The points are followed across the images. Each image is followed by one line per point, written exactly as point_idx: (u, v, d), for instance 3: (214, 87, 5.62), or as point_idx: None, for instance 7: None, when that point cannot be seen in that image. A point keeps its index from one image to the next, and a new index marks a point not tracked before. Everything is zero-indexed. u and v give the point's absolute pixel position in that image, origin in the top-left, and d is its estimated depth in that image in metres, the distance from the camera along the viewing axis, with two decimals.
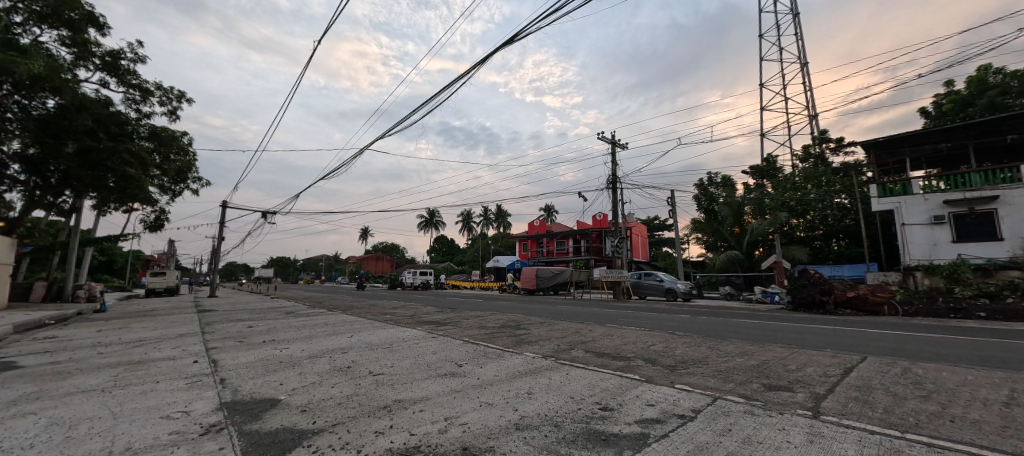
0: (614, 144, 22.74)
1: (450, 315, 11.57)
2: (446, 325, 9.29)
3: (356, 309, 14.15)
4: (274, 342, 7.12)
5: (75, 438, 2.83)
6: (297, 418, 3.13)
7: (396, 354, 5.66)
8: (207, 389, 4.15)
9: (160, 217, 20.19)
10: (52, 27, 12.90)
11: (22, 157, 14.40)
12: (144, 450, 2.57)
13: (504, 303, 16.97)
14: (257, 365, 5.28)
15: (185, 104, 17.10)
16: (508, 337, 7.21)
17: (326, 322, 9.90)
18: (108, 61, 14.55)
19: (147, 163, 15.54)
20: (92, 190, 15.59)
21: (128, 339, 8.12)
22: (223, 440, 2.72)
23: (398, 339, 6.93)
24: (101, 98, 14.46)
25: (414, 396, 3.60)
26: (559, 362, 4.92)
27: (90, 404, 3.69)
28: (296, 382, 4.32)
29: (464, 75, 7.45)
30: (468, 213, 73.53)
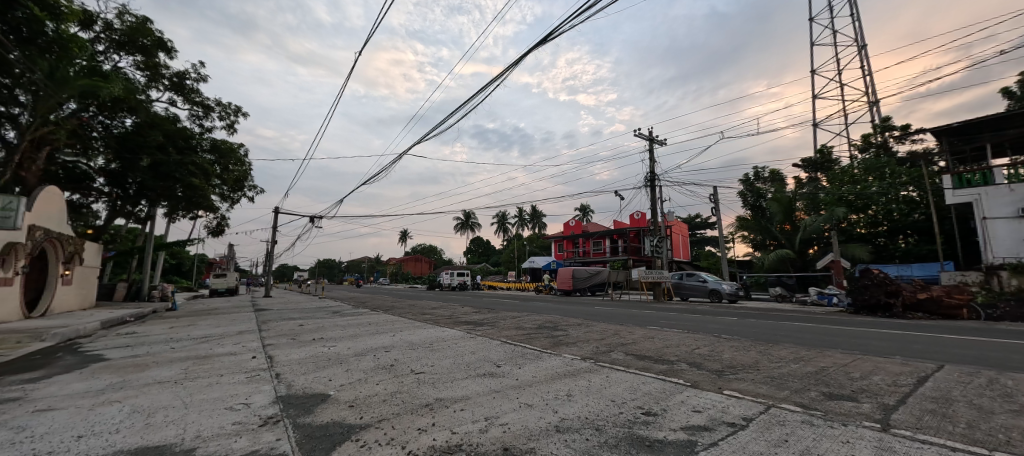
0: (652, 141, 22.01)
1: (487, 315, 11.68)
2: (483, 325, 9.38)
3: (397, 309, 14.62)
4: (322, 340, 7.49)
5: (154, 425, 3.13)
6: (346, 412, 3.28)
7: (436, 353, 5.79)
8: (264, 383, 4.45)
9: (221, 223, 21.88)
10: (128, 54, 14.38)
11: (106, 171, 16.12)
12: (211, 438, 2.79)
13: (540, 304, 16.92)
14: (308, 361, 5.60)
15: (241, 118, 18.45)
16: (545, 338, 7.17)
17: (369, 321, 10.32)
18: (175, 81, 15.95)
19: (209, 173, 16.89)
20: (164, 200, 17.16)
21: (196, 335, 8.87)
22: (280, 432, 2.89)
23: (438, 339, 7.09)
24: (170, 116, 15.93)
25: (454, 395, 3.66)
26: (598, 364, 4.83)
27: (165, 395, 4.06)
28: (343, 378, 4.53)
29: (496, 78, 7.36)
30: (502, 214, 74.13)
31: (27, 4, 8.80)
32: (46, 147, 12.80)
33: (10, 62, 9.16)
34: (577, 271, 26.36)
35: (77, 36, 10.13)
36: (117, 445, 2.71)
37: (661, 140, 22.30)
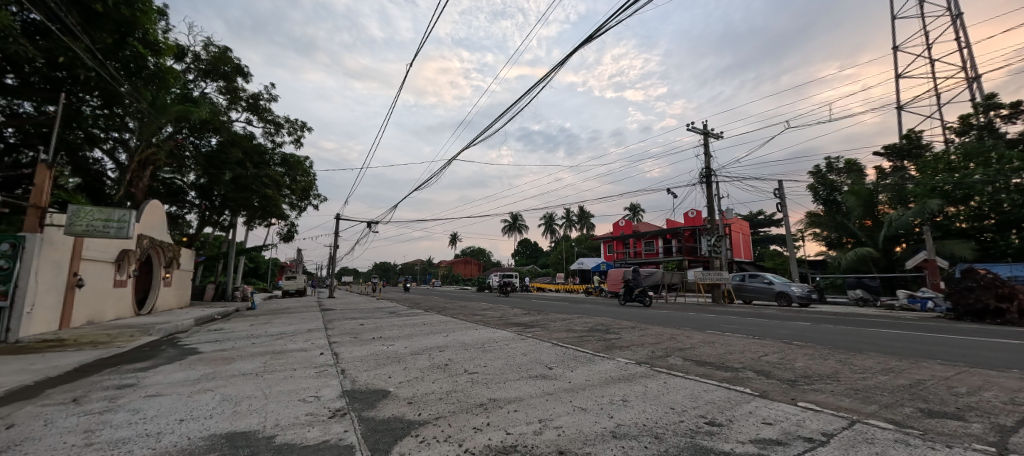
0: (707, 134, 20.85)
1: (537, 317, 11.66)
2: (533, 326, 9.39)
3: (450, 310, 15.07)
4: (382, 339, 7.89)
5: (239, 413, 3.47)
6: (405, 409, 3.43)
7: (487, 354, 5.86)
8: (331, 377, 4.78)
9: (291, 230, 23.88)
10: (213, 81, 16.19)
11: (197, 186, 18.17)
12: (288, 427, 3.05)
13: (591, 306, 16.60)
14: (370, 359, 5.93)
15: (307, 132, 20.05)
16: (597, 341, 7.02)
17: (423, 322, 10.73)
18: (251, 102, 17.69)
19: (280, 184, 18.51)
20: (243, 210, 19.00)
21: (273, 332, 9.75)
22: (347, 424, 3.09)
23: (489, 340, 7.21)
24: (247, 133, 17.71)
25: (507, 396, 3.68)
26: (655, 369, 4.64)
27: (248, 385, 4.51)
28: (402, 376, 4.74)
29: (543, 79, 7.33)
30: (549, 216, 73.88)
31: (135, 43, 10.18)
32: (150, 166, 14.70)
33: (124, 94, 10.70)
34: (628, 273, 25.55)
35: (172, 67, 11.61)
36: (211, 430, 3.04)
37: (717, 133, 21.05)
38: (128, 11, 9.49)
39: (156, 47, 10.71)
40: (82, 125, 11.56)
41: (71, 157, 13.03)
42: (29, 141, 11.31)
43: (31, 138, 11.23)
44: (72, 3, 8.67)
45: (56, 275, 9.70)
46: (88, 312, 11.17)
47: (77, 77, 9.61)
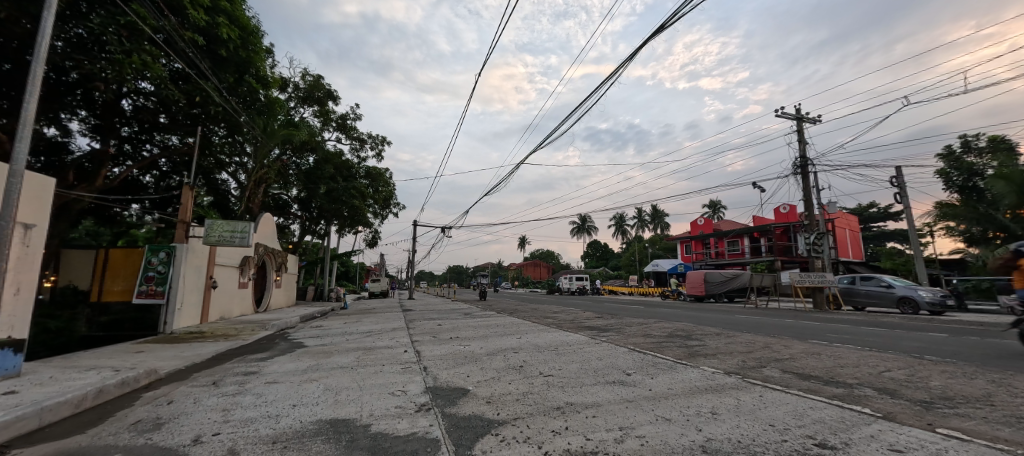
0: (800, 120, 18.59)
1: (610, 321, 11.33)
2: (608, 330, 9.12)
3: (521, 313, 15.27)
4: (459, 339, 8.24)
5: (339, 402, 3.86)
6: (484, 408, 3.53)
7: (562, 357, 5.82)
8: (415, 374, 5.11)
9: (375, 236, 26.01)
10: (309, 106, 18.31)
11: (298, 199, 20.63)
12: (382, 417, 3.32)
13: (668, 310, 15.73)
14: (449, 358, 6.22)
15: (387, 145, 21.77)
16: (679, 347, 6.61)
17: (496, 324, 10.99)
18: (340, 123, 19.68)
19: (364, 195, 20.35)
20: (335, 219, 21.11)
21: (363, 330, 10.70)
22: (432, 418, 3.26)
23: (563, 343, 7.15)
24: (337, 150, 19.71)
25: (584, 400, 3.63)
26: (748, 381, 4.23)
27: (345, 378, 4.99)
28: (479, 376, 4.90)
29: (612, 76, 7.12)
30: (620, 217, 71.51)
31: (250, 79, 11.92)
32: (263, 184, 16.99)
33: (243, 124, 12.56)
34: (710, 275, 23.67)
35: (278, 97, 13.39)
36: (317, 415, 3.43)
37: (813, 117, 18.67)
38: (244, 53, 11.13)
39: (265, 81, 12.44)
40: (213, 152, 13.76)
41: (206, 180, 15.61)
42: (177, 168, 13.76)
43: (178, 166, 13.66)
44: (204, 51, 10.39)
45: (196, 278, 11.62)
46: (220, 310, 13.23)
47: (208, 112, 11.46)
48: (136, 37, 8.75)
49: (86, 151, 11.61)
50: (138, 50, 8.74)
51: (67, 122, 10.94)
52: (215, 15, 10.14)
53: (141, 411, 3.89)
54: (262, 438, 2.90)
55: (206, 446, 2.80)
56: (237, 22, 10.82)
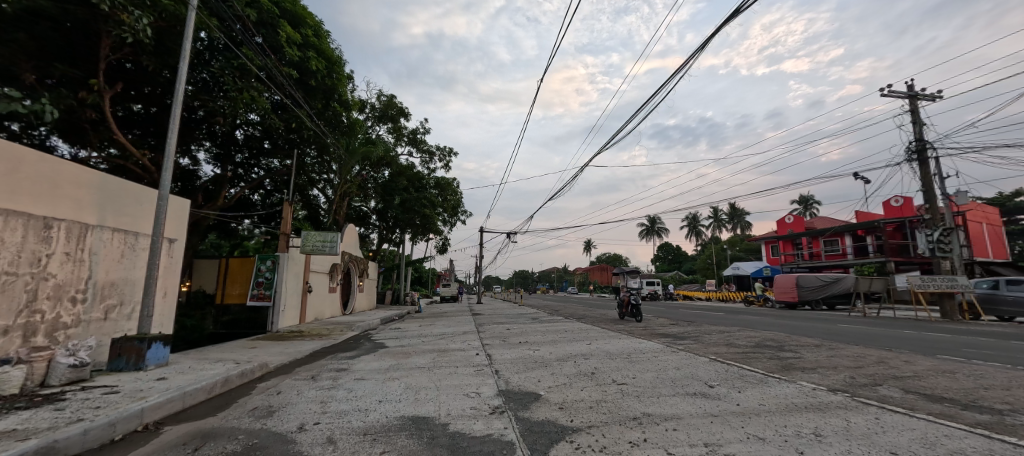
0: (914, 98, 15.97)
1: (687, 328, 10.64)
2: (686, 339, 8.55)
3: (590, 318, 14.96)
4: (528, 343, 8.30)
5: (419, 400, 4.09)
6: (557, 413, 3.51)
7: (636, 365, 5.59)
8: (488, 377, 5.24)
9: (445, 243, 27.24)
10: (384, 124, 19.82)
11: (376, 210, 22.35)
12: (459, 417, 3.45)
13: (754, 318, 14.36)
14: (519, 362, 6.30)
15: (454, 156, 22.79)
16: (769, 359, 6.00)
17: (565, 329, 10.90)
18: (411, 137, 21.03)
19: (434, 204, 21.45)
20: (409, 228, 22.50)
21: (437, 333, 11.24)
22: (506, 421, 3.32)
23: (636, 350, 6.86)
24: (409, 163, 21.05)
25: (663, 411, 3.44)
26: (858, 400, 3.71)
27: (423, 377, 5.27)
28: (550, 381, 4.88)
29: (680, 70, 6.75)
30: (693, 217, 67.15)
31: (334, 104, 13.24)
32: (346, 197, 18.66)
33: (329, 145, 13.97)
34: (802, 279, 21.25)
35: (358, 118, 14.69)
36: (401, 412, 3.67)
37: (931, 93, 15.93)
38: (329, 81, 12.45)
39: (347, 104, 13.75)
40: (306, 171, 15.46)
41: (302, 196, 17.58)
42: (278, 187, 15.67)
43: (279, 185, 15.57)
44: (297, 83, 11.77)
45: (295, 283, 13.13)
46: (314, 312, 14.80)
47: (302, 136, 12.96)
48: (246, 76, 10.22)
49: (211, 176, 13.75)
50: (247, 87, 10.17)
51: (196, 153, 13.03)
52: (306, 51, 11.51)
53: (258, 399, 4.49)
54: (355, 429, 3.19)
55: (309, 434, 3.13)
56: (323, 55, 12.17)
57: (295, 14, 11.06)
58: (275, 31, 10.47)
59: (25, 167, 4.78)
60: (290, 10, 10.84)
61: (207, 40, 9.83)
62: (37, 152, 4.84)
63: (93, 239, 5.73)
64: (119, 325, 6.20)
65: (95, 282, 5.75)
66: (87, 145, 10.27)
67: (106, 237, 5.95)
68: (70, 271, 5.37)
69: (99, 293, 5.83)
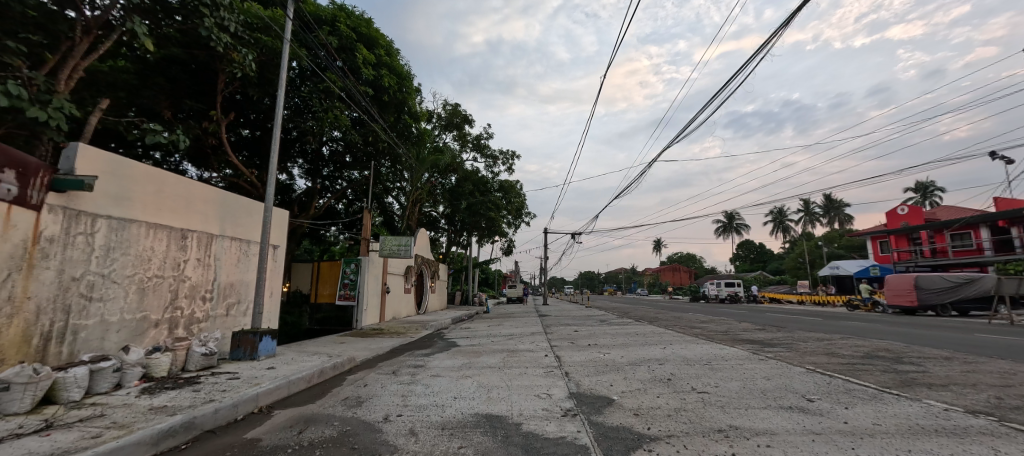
0: None
1: (776, 335, 9.64)
2: (776, 346, 7.73)
3: (662, 321, 14.22)
4: (598, 346, 8.10)
5: (492, 399, 4.19)
6: (632, 420, 3.38)
7: (718, 373, 5.18)
8: (558, 378, 5.22)
9: (510, 244, 27.67)
10: (450, 132, 20.70)
11: (445, 214, 23.38)
12: (531, 418, 3.47)
13: (860, 324, 12.59)
14: (590, 365, 6.17)
15: (516, 159, 23.11)
16: (884, 372, 5.22)
17: (636, 332, 10.46)
18: (475, 143, 21.72)
19: (499, 206, 21.92)
20: (475, 231, 23.22)
21: (505, 333, 11.44)
22: (580, 425, 3.27)
23: (717, 357, 6.38)
24: (473, 168, 21.73)
25: (753, 425, 3.15)
26: (1008, 426, 3.08)
27: (495, 377, 5.40)
28: (623, 386, 4.72)
29: (761, 50, 6.22)
30: (779, 211, 60.80)
31: (405, 117, 14.11)
32: (417, 203, 19.77)
33: (401, 155, 14.91)
34: (922, 279, 18.09)
35: (426, 128, 15.51)
36: (475, 409, 3.79)
37: None
38: (400, 95, 13.31)
39: (416, 116, 14.59)
40: (382, 181, 16.66)
41: (378, 204, 18.97)
42: (358, 196, 17.09)
43: (359, 194, 16.97)
44: (373, 99, 12.75)
45: (376, 284, 14.20)
46: (392, 311, 15.88)
47: (377, 149, 14.00)
48: (330, 98, 11.32)
49: (303, 189, 15.41)
50: (331, 106, 11.25)
51: (291, 169, 14.71)
52: (380, 69, 12.44)
53: (348, 389, 4.93)
54: (433, 423, 3.36)
55: (394, 424, 3.36)
56: (395, 72, 13.07)
57: (369, 36, 12.06)
58: (353, 54, 11.48)
59: (168, 188, 5.77)
60: (365, 34, 11.84)
61: (298, 68, 11.05)
62: (175, 176, 5.82)
63: (216, 247, 6.72)
64: (237, 320, 7.20)
65: (219, 284, 6.75)
66: (209, 167, 12.09)
67: (226, 245, 6.95)
68: (200, 274, 6.36)
69: (222, 293, 6.84)
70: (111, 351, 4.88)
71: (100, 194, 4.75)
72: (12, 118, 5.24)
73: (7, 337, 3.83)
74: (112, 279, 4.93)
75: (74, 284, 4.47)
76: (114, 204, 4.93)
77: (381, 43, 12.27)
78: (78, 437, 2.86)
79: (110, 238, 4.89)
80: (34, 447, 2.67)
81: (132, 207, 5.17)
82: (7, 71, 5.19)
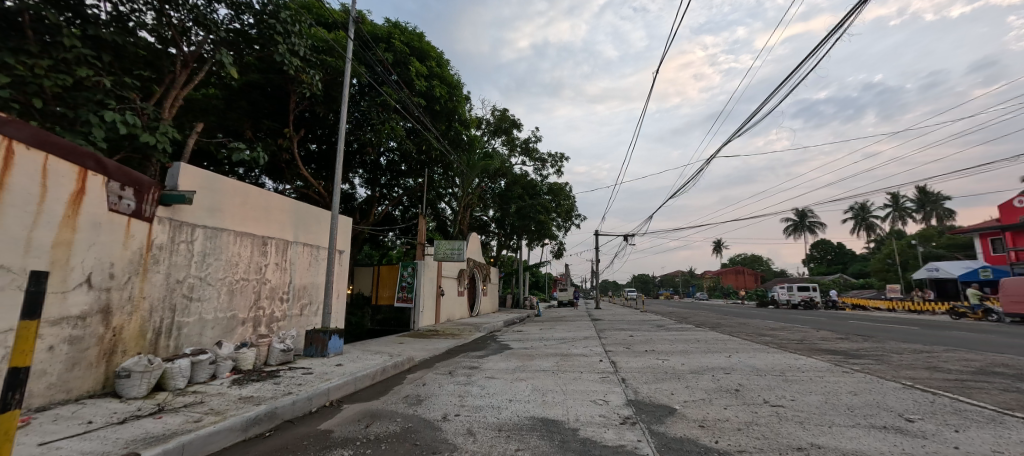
0: None
1: (863, 345, 8.64)
2: (863, 358, 6.92)
3: (726, 328, 13.32)
4: (656, 352, 7.77)
5: (547, 403, 4.17)
6: (698, 432, 3.19)
7: (794, 385, 4.75)
8: (614, 385, 5.07)
9: (561, 247, 27.46)
10: (499, 137, 21.01)
11: (495, 218, 23.70)
12: (588, 424, 3.40)
13: (970, 335, 10.89)
14: (648, 372, 5.93)
15: (565, 161, 22.94)
16: (1005, 392, 4.48)
17: (698, 338, 9.89)
18: (524, 147, 21.88)
19: (549, 209, 21.86)
20: (526, 234, 23.32)
21: (557, 337, 11.33)
22: (639, 434, 3.15)
23: (793, 367, 5.84)
24: (522, 172, 21.88)
25: (840, 445, 2.85)
26: None
27: (550, 381, 5.36)
28: (686, 395, 4.48)
29: (837, 31, 5.72)
30: (861, 206, 54.64)
31: (456, 125, 14.56)
32: (468, 208, 20.23)
33: (453, 161, 15.39)
34: None
35: (476, 134, 15.88)
36: (530, 412, 3.80)
37: None
38: (451, 104, 13.75)
39: (466, 123, 15.00)
40: (435, 187, 17.27)
41: (432, 209, 19.66)
42: (413, 202, 17.84)
43: (414, 201, 17.71)
44: (426, 110, 13.29)
45: (431, 286, 14.73)
46: (446, 313, 16.38)
47: (430, 157, 14.54)
48: (387, 111, 11.97)
49: (364, 197, 16.39)
50: (388, 118, 11.88)
51: (353, 179, 15.70)
52: (431, 80, 12.95)
53: (409, 388, 5.15)
54: (490, 424, 3.40)
55: (452, 423, 3.47)
56: (445, 82, 13.52)
57: (421, 50, 12.61)
58: (407, 67, 12.07)
59: (252, 200, 6.42)
60: (418, 47, 12.41)
61: (358, 85, 11.82)
62: (258, 189, 6.46)
63: (291, 252, 7.36)
64: (309, 320, 7.81)
65: (294, 286, 7.38)
66: (284, 180, 13.28)
67: (299, 251, 7.58)
68: (279, 277, 7.00)
69: (296, 295, 7.46)
70: (207, 346, 5.52)
71: (198, 207, 5.40)
72: (130, 143, 6.11)
73: (129, 331, 4.46)
74: (208, 281, 5.58)
75: (179, 286, 5.12)
76: (209, 215, 5.58)
77: (432, 55, 12.76)
78: (183, 421, 3.26)
79: (206, 245, 5.53)
80: (150, 428, 3.09)
81: (223, 217, 5.83)
82: (126, 103, 6.07)
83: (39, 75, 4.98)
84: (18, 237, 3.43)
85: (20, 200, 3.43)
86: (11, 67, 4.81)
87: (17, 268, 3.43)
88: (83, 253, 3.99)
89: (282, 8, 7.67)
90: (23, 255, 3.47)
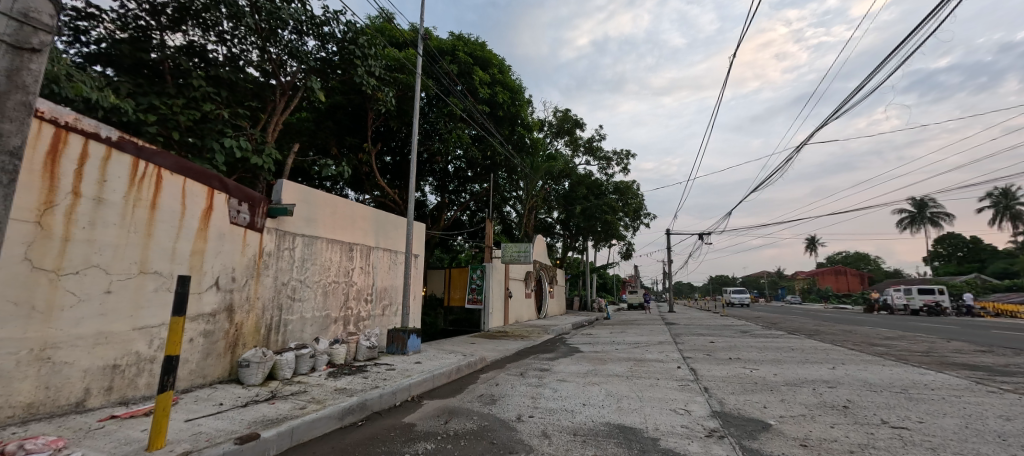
0: None
1: (1014, 359, 7.13)
2: (1017, 376, 5.70)
3: (827, 335, 11.83)
4: (742, 361, 7.12)
5: (623, 409, 4.03)
6: (799, 452, 2.87)
7: (921, 404, 4.05)
8: (696, 394, 4.76)
9: (629, 247, 26.50)
10: (562, 138, 20.84)
11: (560, 219, 23.52)
12: (668, 434, 3.23)
13: None
14: (734, 381, 5.47)
15: (632, 158, 22.10)
16: None
17: (792, 346, 8.89)
18: (587, 146, 21.52)
19: (615, 208, 21.25)
20: (592, 235, 22.86)
21: (629, 341, 10.91)
22: (727, 448, 2.93)
23: (918, 383, 4.99)
24: (587, 171, 21.50)
25: None
26: None
27: (624, 386, 5.18)
28: (781, 409, 4.05)
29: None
30: (1004, 192, 45.29)
31: (519, 129, 14.79)
32: (532, 210, 20.34)
33: (517, 165, 15.62)
34: None
35: (539, 136, 15.97)
36: (606, 418, 3.70)
37: None
38: (514, 109, 14.00)
39: (529, 126, 15.16)
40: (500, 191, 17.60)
41: (498, 213, 20.07)
42: (480, 206, 18.37)
43: (480, 205, 18.22)
44: (490, 116, 13.66)
45: (499, 288, 15.03)
46: (514, 315, 16.57)
47: (495, 162, 14.90)
48: (453, 120, 12.52)
49: (434, 203, 17.21)
50: (455, 127, 12.41)
51: (424, 187, 16.54)
52: (494, 87, 13.30)
53: (483, 387, 5.30)
54: (565, 428, 3.37)
55: (527, 425, 3.50)
56: (508, 87, 13.79)
57: (484, 58, 13.01)
58: (471, 77, 12.54)
59: (340, 210, 7.10)
60: (480, 56, 12.83)
61: (426, 98, 12.51)
62: (345, 200, 7.12)
63: (373, 257, 7.99)
64: (389, 320, 8.39)
65: (376, 288, 7.99)
66: (364, 191, 14.43)
67: (380, 255, 8.20)
68: (363, 279, 7.63)
69: (379, 296, 8.07)
70: (307, 341, 6.19)
71: (298, 218, 6.11)
72: (243, 164, 7.09)
73: (248, 327, 5.16)
74: (307, 283, 6.27)
75: (285, 288, 5.82)
76: (307, 225, 6.28)
77: (494, 62, 13.10)
78: (292, 407, 3.71)
79: (305, 252, 6.23)
80: (266, 412, 3.55)
81: (318, 226, 6.52)
82: (240, 130, 7.07)
83: (177, 112, 6.01)
84: (167, 248, 4.16)
85: (167, 217, 4.15)
86: (157, 107, 5.85)
87: (166, 273, 4.17)
88: (213, 260, 4.71)
89: (359, 34, 8.42)
90: (171, 262, 4.21)
